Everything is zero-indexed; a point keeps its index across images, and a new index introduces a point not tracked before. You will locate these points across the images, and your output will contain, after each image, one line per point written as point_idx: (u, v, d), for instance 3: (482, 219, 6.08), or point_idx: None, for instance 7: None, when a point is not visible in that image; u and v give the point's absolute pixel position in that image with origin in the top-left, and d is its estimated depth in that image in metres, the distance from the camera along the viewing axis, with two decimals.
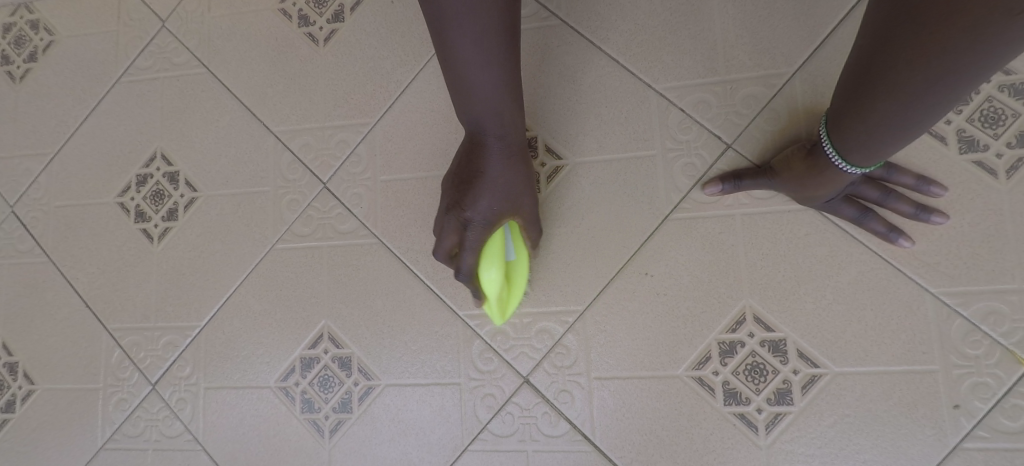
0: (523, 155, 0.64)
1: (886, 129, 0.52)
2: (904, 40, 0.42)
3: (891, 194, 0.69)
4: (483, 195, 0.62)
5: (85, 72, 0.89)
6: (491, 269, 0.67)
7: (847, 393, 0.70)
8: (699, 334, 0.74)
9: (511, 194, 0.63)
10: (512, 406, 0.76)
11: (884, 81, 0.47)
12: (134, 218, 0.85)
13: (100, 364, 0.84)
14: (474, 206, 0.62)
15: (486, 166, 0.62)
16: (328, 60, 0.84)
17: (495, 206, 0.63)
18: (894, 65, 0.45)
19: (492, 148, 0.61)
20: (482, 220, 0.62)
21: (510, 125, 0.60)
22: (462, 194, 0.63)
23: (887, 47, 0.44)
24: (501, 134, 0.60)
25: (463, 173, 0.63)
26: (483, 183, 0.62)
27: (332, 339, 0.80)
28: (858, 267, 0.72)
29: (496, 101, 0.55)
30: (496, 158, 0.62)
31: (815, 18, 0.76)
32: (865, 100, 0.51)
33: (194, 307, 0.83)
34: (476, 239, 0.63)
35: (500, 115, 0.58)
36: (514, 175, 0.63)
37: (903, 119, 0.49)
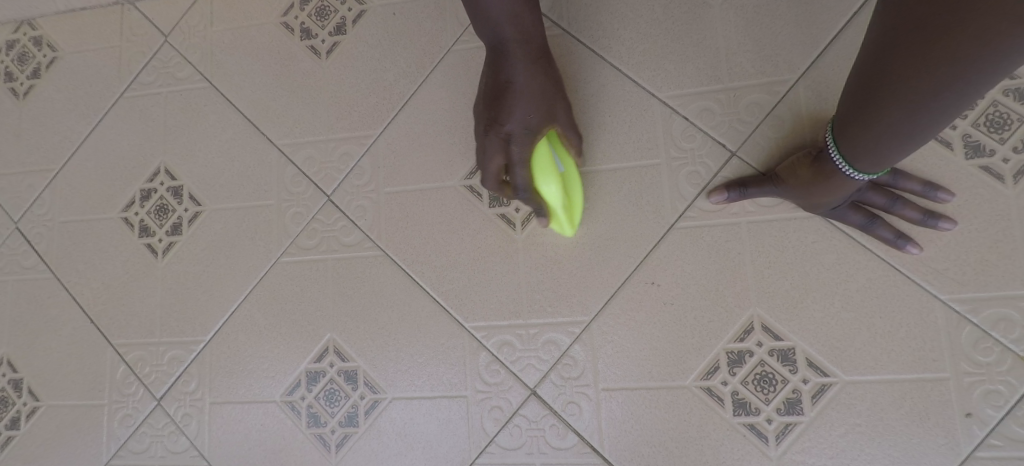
0: (543, 58, 0.67)
1: (894, 136, 0.51)
2: (911, 47, 0.41)
3: (898, 200, 0.68)
4: (517, 105, 0.64)
5: (88, 88, 0.89)
6: (548, 183, 0.66)
7: (858, 403, 0.69)
8: (707, 344, 0.74)
9: (536, 99, 0.65)
10: (519, 418, 0.76)
11: (889, 90, 0.47)
12: (138, 233, 0.85)
13: (105, 380, 0.83)
14: (513, 115, 0.64)
15: (511, 75, 0.64)
16: (331, 73, 0.84)
17: (529, 115, 0.64)
18: (901, 73, 0.44)
19: (512, 54, 0.64)
20: (522, 129, 0.64)
21: (525, 30, 0.63)
22: (498, 109, 0.65)
23: (894, 55, 0.44)
24: (520, 39, 0.63)
25: (492, 90, 0.66)
26: (514, 96, 0.64)
27: (338, 353, 0.80)
28: (866, 274, 0.71)
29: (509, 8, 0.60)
30: (521, 62, 0.64)
31: (818, 24, 0.75)
32: (872, 107, 0.50)
33: (199, 321, 0.83)
34: (521, 154, 0.65)
35: (515, 24, 0.62)
36: (537, 79, 0.66)
37: (911, 127, 0.49)
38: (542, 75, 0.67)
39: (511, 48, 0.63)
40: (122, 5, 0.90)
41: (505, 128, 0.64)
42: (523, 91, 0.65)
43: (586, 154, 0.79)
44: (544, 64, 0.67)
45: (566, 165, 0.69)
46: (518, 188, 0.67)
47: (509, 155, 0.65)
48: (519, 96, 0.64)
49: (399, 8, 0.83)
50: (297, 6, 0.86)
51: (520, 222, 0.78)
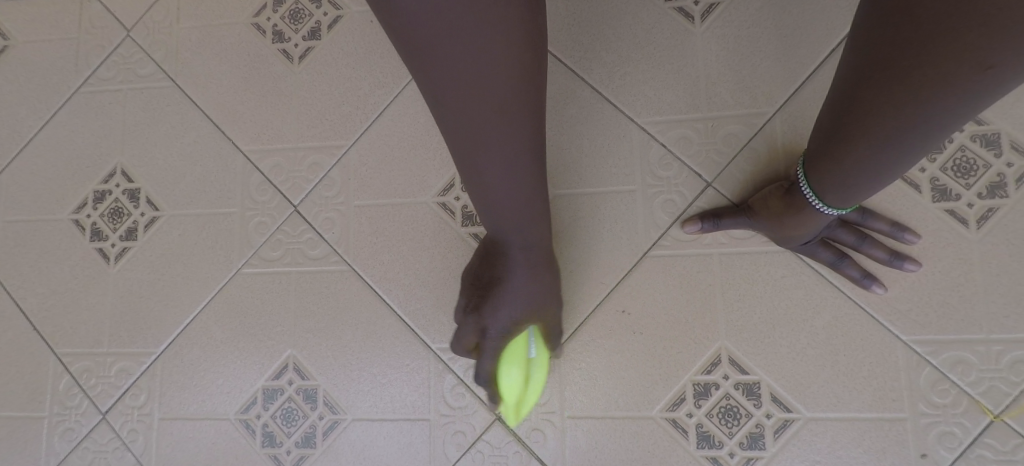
0: (546, 264, 0.63)
1: (858, 174, 0.51)
2: (877, 88, 0.42)
3: (866, 239, 0.69)
4: (500, 307, 0.62)
5: (42, 79, 0.85)
6: (512, 372, 0.67)
7: (818, 440, 0.70)
8: (674, 375, 0.73)
9: (524, 305, 0.63)
10: (482, 444, 0.74)
11: (850, 131, 0.47)
12: (90, 237, 0.81)
13: (47, 391, 0.79)
14: (490, 319, 0.63)
15: (509, 274, 0.61)
16: (303, 79, 0.81)
17: (513, 318, 0.63)
18: (868, 112, 0.44)
19: (515, 260, 0.60)
20: (500, 333, 0.64)
21: (538, 238, 0.59)
22: (481, 299, 0.64)
23: (859, 96, 0.44)
24: (528, 249, 0.59)
25: (487, 275, 0.63)
26: (502, 292, 0.62)
27: (297, 369, 0.77)
28: (832, 311, 0.72)
29: (518, 221, 0.53)
30: (523, 270, 0.61)
31: (797, 58, 0.76)
32: (840, 145, 0.50)
33: (151, 332, 0.79)
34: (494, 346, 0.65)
35: (524, 239, 0.57)
36: (533, 283, 0.62)
37: (872, 168, 0.49)
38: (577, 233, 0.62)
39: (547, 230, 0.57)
40: None
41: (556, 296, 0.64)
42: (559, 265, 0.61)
43: (562, 177, 0.78)
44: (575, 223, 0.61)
45: (538, 357, 0.69)
46: None
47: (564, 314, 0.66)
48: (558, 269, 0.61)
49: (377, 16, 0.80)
50: (270, 7, 0.82)
51: None
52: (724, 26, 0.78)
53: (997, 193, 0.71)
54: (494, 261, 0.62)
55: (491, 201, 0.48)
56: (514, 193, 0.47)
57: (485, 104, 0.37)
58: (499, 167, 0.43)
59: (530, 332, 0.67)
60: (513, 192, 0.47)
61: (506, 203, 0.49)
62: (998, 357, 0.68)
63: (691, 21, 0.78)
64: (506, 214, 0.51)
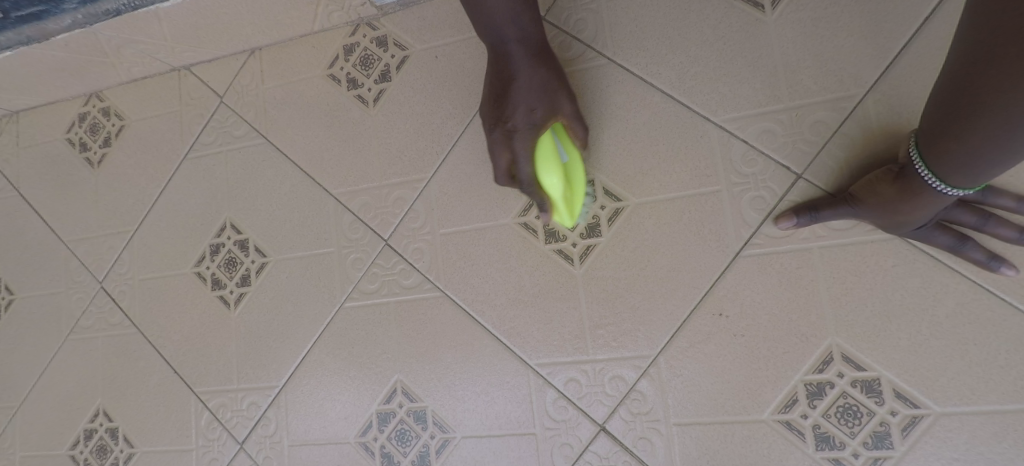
0: (544, 57, 0.68)
1: (986, 154, 0.46)
2: (1013, 57, 0.38)
3: (989, 219, 0.63)
4: (518, 101, 0.67)
5: (156, 151, 0.95)
6: (549, 172, 0.66)
7: (954, 436, 0.65)
8: (782, 376, 0.71)
9: (535, 97, 0.67)
10: (590, 455, 0.75)
11: (978, 107, 0.43)
12: (211, 286, 0.89)
13: (192, 426, 0.88)
14: (513, 115, 0.67)
15: (515, 69, 0.67)
16: (379, 121, 0.84)
17: (534, 109, 0.67)
18: (998, 84, 0.40)
19: (515, 54, 0.66)
20: (527, 125, 0.66)
21: (528, 32, 0.66)
22: (502, 107, 0.67)
23: (989, 66, 0.40)
24: (523, 41, 0.66)
25: (498, 84, 0.68)
26: (516, 88, 0.67)
27: (406, 393, 0.81)
28: (955, 299, 0.67)
29: (504, 10, 0.63)
30: (523, 61, 0.67)
31: (887, 33, 0.70)
32: (962, 122, 0.45)
33: (272, 368, 0.86)
34: (526, 171, 0.67)
35: (517, 28, 0.65)
36: (538, 73, 0.67)
37: (1004, 146, 0.45)
38: (547, 72, 0.68)
39: (511, 44, 0.66)
40: (178, 70, 0.94)
41: (509, 123, 0.67)
42: (520, 87, 0.67)
43: (640, 185, 0.77)
44: (547, 64, 0.68)
45: (570, 157, 0.69)
46: (523, 181, 0.68)
47: (513, 151, 0.67)
48: (519, 93, 0.67)
49: (441, 51, 0.82)
50: (341, 57, 0.86)
51: (578, 257, 0.77)
52: (799, 10, 0.73)
53: None
54: (499, 68, 0.67)
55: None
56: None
57: None
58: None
59: (552, 131, 0.67)
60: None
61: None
62: None
63: (762, 10, 0.75)
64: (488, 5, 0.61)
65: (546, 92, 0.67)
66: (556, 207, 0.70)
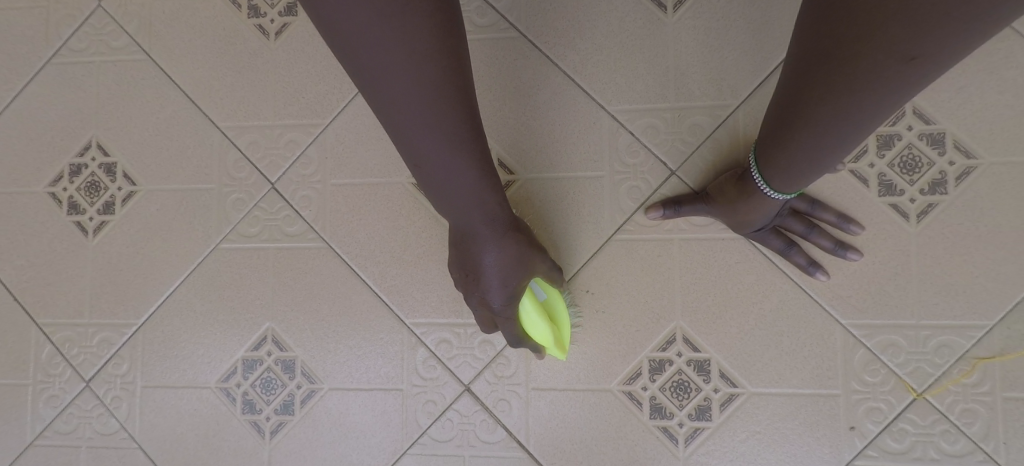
0: (516, 227, 0.63)
1: (806, 157, 0.55)
2: (821, 73, 0.44)
3: (814, 228, 0.76)
4: (492, 288, 0.64)
5: (12, 50, 0.85)
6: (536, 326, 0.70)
7: (759, 412, 0.77)
8: (632, 351, 0.79)
9: (509, 275, 0.64)
10: (452, 412, 0.79)
11: (801, 116, 0.51)
12: (67, 210, 0.82)
13: (30, 360, 0.82)
14: (489, 297, 0.65)
15: (480, 249, 0.61)
16: (279, 56, 0.81)
17: (506, 290, 0.65)
18: (815, 94, 0.47)
19: (483, 236, 0.60)
20: (501, 304, 0.66)
21: (495, 217, 0.59)
22: (472, 284, 0.66)
23: (806, 82, 0.47)
24: (490, 224, 0.59)
25: (466, 265, 0.64)
26: (483, 268, 0.63)
27: (276, 341, 0.80)
28: (780, 296, 0.78)
29: (473, 197, 0.53)
30: (493, 244, 0.61)
31: (766, 52, 0.79)
32: (789, 129, 0.54)
33: (131, 304, 0.81)
34: (505, 315, 0.68)
35: (487, 216, 0.57)
36: (515, 250, 0.63)
37: (821, 152, 0.53)
38: (518, 240, 0.64)
39: (481, 230, 0.59)
40: None
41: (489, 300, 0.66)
42: (488, 271, 0.63)
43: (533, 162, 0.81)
44: (518, 232, 0.64)
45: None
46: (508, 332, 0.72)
47: (490, 308, 0.68)
48: (483, 271, 0.63)
49: None
50: None
51: None
52: (696, 17, 0.80)
53: (938, 190, 0.78)
54: (467, 247, 0.62)
55: (427, 168, 0.47)
56: (455, 170, 0.48)
57: (410, 90, 0.39)
58: (431, 133, 0.43)
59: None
60: (444, 154, 0.46)
61: (445, 180, 0.49)
62: (926, 341, 0.76)
63: (664, 11, 0.81)
64: (457, 186, 0.50)
65: (517, 269, 0.64)
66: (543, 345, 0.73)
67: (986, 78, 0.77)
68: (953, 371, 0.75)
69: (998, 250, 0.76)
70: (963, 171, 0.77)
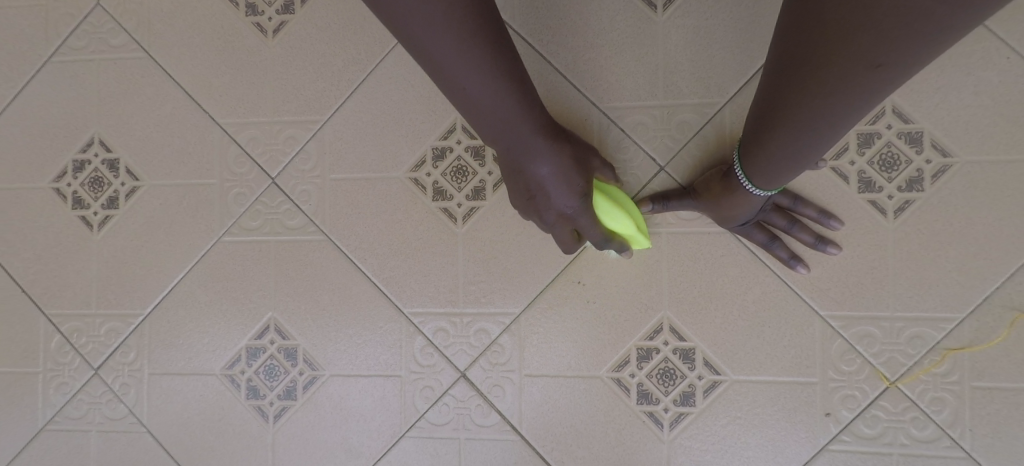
0: (559, 132, 0.64)
1: (785, 155, 0.58)
2: (797, 78, 0.47)
3: (796, 223, 0.79)
4: (555, 194, 0.64)
5: (12, 46, 0.86)
6: None
7: (741, 398, 0.81)
8: (621, 340, 0.82)
9: (570, 177, 0.63)
10: (448, 398, 0.82)
11: (780, 117, 0.53)
12: (71, 204, 0.84)
13: (40, 348, 0.84)
14: (557, 202, 0.64)
15: (535, 171, 0.61)
16: (277, 53, 0.83)
17: (574, 192, 0.64)
18: (792, 98, 0.49)
19: (538, 147, 0.59)
20: (570, 207, 0.65)
21: (541, 121, 0.59)
22: (535, 203, 0.66)
23: (784, 86, 0.49)
24: (541, 130, 0.59)
25: (524, 185, 0.64)
26: (546, 183, 0.62)
27: (278, 330, 0.83)
28: (763, 288, 0.82)
29: (514, 112, 0.54)
30: (546, 153, 0.60)
31: (753, 52, 0.81)
32: (770, 128, 0.56)
33: (137, 295, 0.84)
34: (584, 223, 0.68)
35: (532, 125, 0.57)
36: (564, 153, 0.63)
37: (799, 151, 0.56)
38: (565, 148, 0.63)
39: (533, 143, 0.59)
40: None
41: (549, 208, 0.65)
42: (550, 182, 0.62)
43: None
44: (563, 140, 0.63)
45: (618, 193, 0.74)
46: None
47: (550, 219, 0.68)
48: (551, 185, 0.63)
49: None
50: None
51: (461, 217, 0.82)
52: (685, 16, 0.82)
53: (915, 187, 0.81)
54: (519, 164, 0.61)
55: (477, 101, 0.51)
56: (488, 79, 0.49)
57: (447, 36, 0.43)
58: (463, 48, 0.45)
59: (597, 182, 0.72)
60: (486, 83, 0.49)
61: (486, 96, 0.50)
62: (900, 331, 0.80)
63: (654, 9, 0.83)
64: (492, 97, 0.51)
65: (575, 176, 0.64)
66: None
67: (964, 78, 0.80)
68: (924, 360, 0.80)
69: (970, 246, 0.80)
70: (939, 169, 0.80)
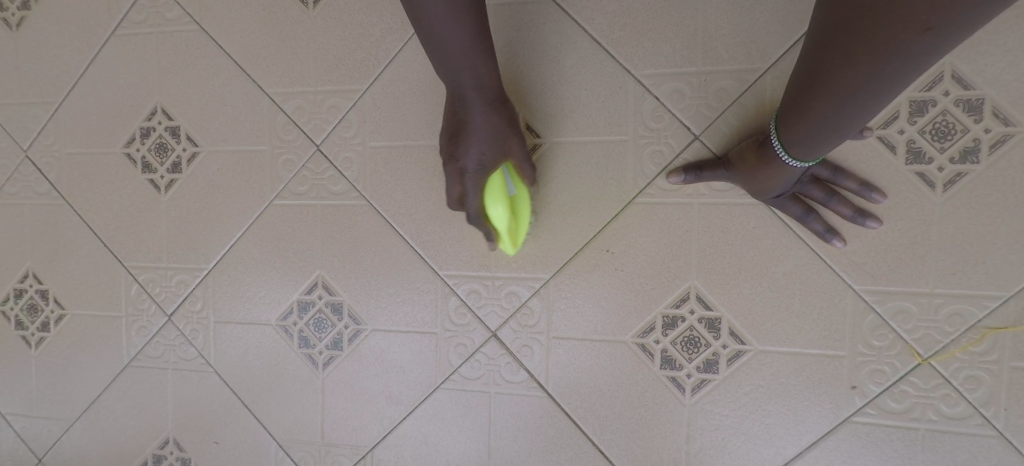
0: (501, 102, 0.69)
1: (823, 126, 0.56)
2: (839, 46, 0.46)
3: (833, 196, 0.76)
4: (470, 144, 0.68)
5: (81, 20, 0.92)
6: (496, 204, 0.72)
7: (765, 367, 0.82)
8: (647, 307, 0.84)
9: (486, 141, 0.68)
10: (480, 355, 0.88)
11: (818, 87, 0.52)
12: (142, 168, 0.92)
13: (121, 296, 0.95)
14: (464, 156, 0.68)
15: (468, 113, 0.67)
16: (319, 24, 0.86)
17: (483, 155, 0.68)
18: (832, 67, 0.49)
19: (472, 100, 0.66)
20: (477, 167, 0.68)
21: (484, 78, 0.65)
22: (455, 146, 0.69)
23: (824, 55, 0.49)
24: (478, 86, 0.65)
25: (455, 124, 0.68)
26: (471, 131, 0.67)
27: (325, 287, 0.90)
28: (795, 261, 0.81)
29: (463, 58, 0.60)
30: (479, 106, 0.67)
31: (798, 15, 0.77)
32: (807, 98, 0.55)
33: (202, 252, 0.92)
34: (472, 184, 0.69)
35: (476, 74, 0.63)
36: (493, 120, 0.68)
37: (838, 122, 0.55)
38: (501, 117, 0.69)
39: (467, 92, 0.65)
40: None
41: (460, 164, 0.69)
42: (472, 132, 0.67)
43: (559, 126, 0.84)
44: (504, 110, 0.70)
45: (519, 190, 0.75)
46: (469, 213, 0.73)
47: (462, 186, 0.70)
48: (471, 136, 0.67)
49: None
50: None
51: None
52: None
53: (969, 158, 0.77)
54: (455, 109, 0.68)
55: (432, 30, 0.56)
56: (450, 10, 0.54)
57: None
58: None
59: (505, 167, 0.72)
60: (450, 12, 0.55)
61: (438, 28, 0.56)
62: (938, 308, 0.78)
63: None
64: (447, 33, 0.57)
65: (495, 138, 0.68)
66: (501, 234, 0.76)
67: None
68: (962, 338, 0.78)
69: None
70: (999, 139, 0.76)
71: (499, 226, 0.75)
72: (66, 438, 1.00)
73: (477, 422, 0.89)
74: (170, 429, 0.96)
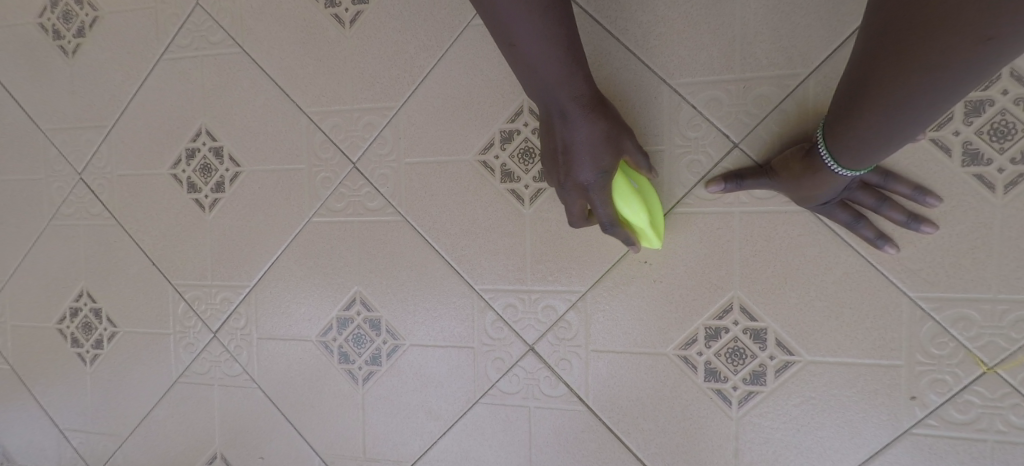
0: (601, 106, 0.65)
1: (875, 137, 0.54)
2: (892, 55, 0.44)
3: (885, 202, 0.73)
4: (580, 160, 0.65)
5: (130, 46, 0.96)
6: (631, 204, 0.71)
7: (815, 379, 0.79)
8: (688, 319, 0.82)
9: (598, 151, 0.65)
10: (518, 369, 0.87)
11: (870, 96, 0.50)
12: (186, 189, 0.95)
13: (170, 313, 0.98)
14: (578, 173, 0.66)
15: (571, 128, 0.64)
16: (354, 43, 0.87)
17: (599, 165, 0.65)
18: (884, 75, 0.47)
19: (572, 113, 0.63)
20: (594, 182, 0.66)
21: (581, 89, 0.62)
22: (565, 165, 0.66)
23: (876, 64, 0.47)
24: (576, 101, 0.62)
25: (557, 143, 0.66)
26: (577, 146, 0.65)
27: (364, 303, 0.91)
28: (843, 269, 0.78)
29: (559, 77, 0.58)
30: (580, 119, 0.63)
31: (841, 17, 0.75)
32: (857, 108, 0.53)
33: (245, 269, 0.94)
34: (602, 200, 0.68)
35: (572, 89, 0.60)
36: (597, 125, 0.65)
37: (890, 133, 0.52)
38: (603, 121, 0.66)
39: (567, 106, 0.62)
40: None
41: (573, 180, 0.67)
42: (581, 147, 0.65)
43: None
44: (604, 112, 0.66)
45: (639, 183, 0.75)
46: (605, 222, 0.71)
47: (591, 202, 0.68)
48: (583, 152, 0.65)
49: None
50: None
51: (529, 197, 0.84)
52: None
53: None
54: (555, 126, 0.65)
55: (526, 58, 0.54)
56: (538, 37, 0.52)
57: None
58: (525, 23, 0.49)
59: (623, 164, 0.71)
60: (538, 39, 0.52)
61: (531, 53, 0.53)
62: (1001, 315, 0.74)
63: None
64: (540, 55, 0.54)
65: (604, 146, 0.65)
66: (643, 231, 0.75)
67: None
68: None
69: None
70: None
71: (640, 222, 0.73)
72: (121, 453, 1.03)
73: (518, 437, 0.88)
74: (218, 443, 0.98)
